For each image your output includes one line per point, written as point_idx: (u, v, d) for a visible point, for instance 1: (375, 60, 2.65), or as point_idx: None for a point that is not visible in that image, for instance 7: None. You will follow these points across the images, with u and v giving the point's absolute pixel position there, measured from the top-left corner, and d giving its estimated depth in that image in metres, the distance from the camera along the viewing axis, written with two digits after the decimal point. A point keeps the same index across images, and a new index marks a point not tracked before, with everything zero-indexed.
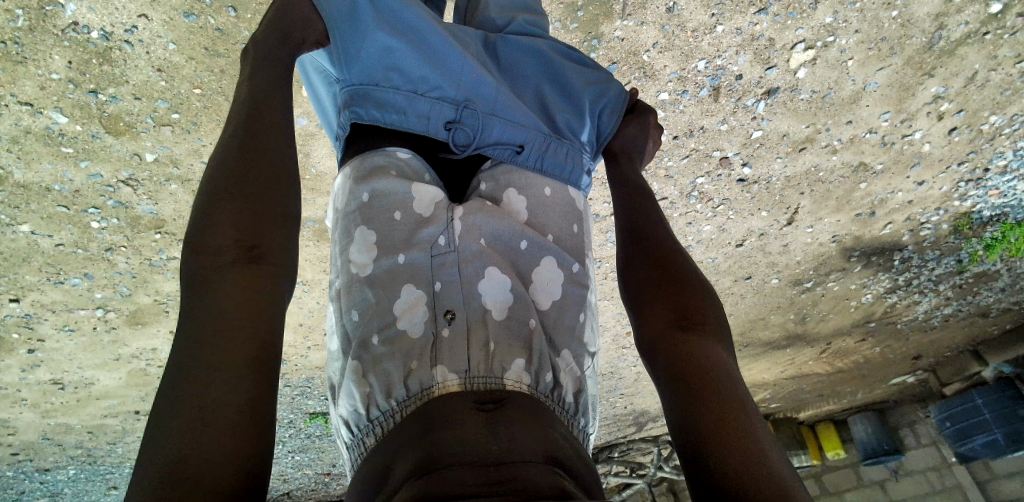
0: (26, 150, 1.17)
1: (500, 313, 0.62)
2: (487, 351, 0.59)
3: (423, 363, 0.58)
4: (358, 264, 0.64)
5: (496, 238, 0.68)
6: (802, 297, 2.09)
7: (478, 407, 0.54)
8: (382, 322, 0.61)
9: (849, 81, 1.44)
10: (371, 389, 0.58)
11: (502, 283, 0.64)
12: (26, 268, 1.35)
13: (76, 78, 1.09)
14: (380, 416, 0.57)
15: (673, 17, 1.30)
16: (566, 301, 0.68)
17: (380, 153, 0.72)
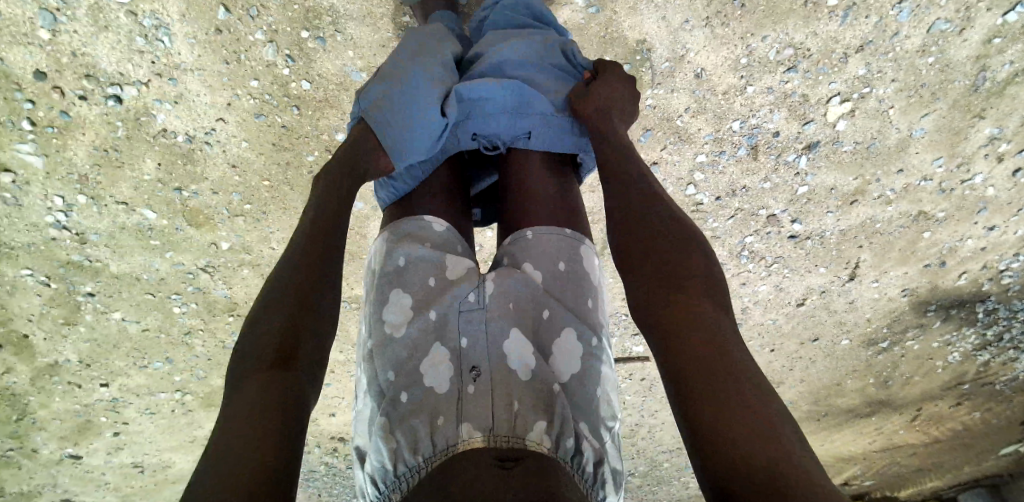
0: (120, 244, 1.31)
1: (522, 375, 0.64)
2: (511, 411, 0.61)
3: (446, 421, 0.61)
4: (390, 323, 0.70)
5: (520, 302, 0.70)
6: (882, 358, 1.96)
7: (499, 465, 0.57)
8: (410, 380, 0.65)
9: (893, 129, 1.43)
10: (397, 445, 0.61)
11: (526, 344, 0.66)
12: (117, 353, 1.47)
13: (164, 177, 1.24)
14: (407, 471, 0.59)
15: (702, 82, 1.35)
16: (588, 372, 0.67)
17: (417, 221, 0.79)
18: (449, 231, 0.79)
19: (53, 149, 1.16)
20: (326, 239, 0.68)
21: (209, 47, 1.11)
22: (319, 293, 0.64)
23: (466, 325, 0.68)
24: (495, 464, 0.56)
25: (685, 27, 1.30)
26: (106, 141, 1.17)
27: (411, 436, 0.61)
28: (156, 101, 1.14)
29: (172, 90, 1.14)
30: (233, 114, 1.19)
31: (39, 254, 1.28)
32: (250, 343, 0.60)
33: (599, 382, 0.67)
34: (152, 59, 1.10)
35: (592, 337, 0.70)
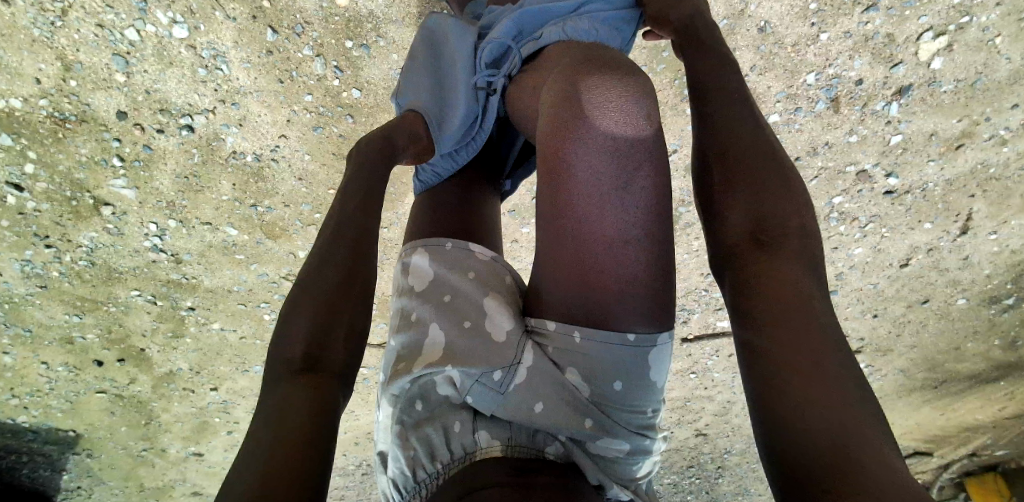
0: (211, 260, 1.41)
1: (541, 396, 0.70)
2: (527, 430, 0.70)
3: (466, 429, 0.70)
4: (419, 346, 0.77)
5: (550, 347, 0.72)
6: (1008, 317, 1.75)
7: (510, 474, 0.65)
8: (436, 395, 0.74)
9: (1003, 60, 1.27)
10: (414, 450, 0.70)
11: (545, 378, 0.71)
12: (220, 360, 1.60)
13: (241, 196, 1.31)
14: (425, 476, 0.69)
15: (767, 36, 1.25)
16: (614, 419, 0.71)
17: (449, 245, 0.85)
18: (493, 257, 0.85)
19: (142, 183, 1.26)
20: (341, 253, 0.70)
21: (265, 69, 1.15)
22: (341, 305, 0.66)
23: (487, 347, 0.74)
24: (511, 473, 0.65)
25: None
26: (186, 168, 1.25)
27: (431, 443, 0.70)
28: (225, 125, 1.20)
29: (236, 113, 1.19)
30: (293, 129, 1.23)
31: (143, 276, 1.41)
32: (275, 360, 0.62)
33: (630, 423, 0.72)
34: (215, 87, 1.16)
35: (625, 399, 0.71)
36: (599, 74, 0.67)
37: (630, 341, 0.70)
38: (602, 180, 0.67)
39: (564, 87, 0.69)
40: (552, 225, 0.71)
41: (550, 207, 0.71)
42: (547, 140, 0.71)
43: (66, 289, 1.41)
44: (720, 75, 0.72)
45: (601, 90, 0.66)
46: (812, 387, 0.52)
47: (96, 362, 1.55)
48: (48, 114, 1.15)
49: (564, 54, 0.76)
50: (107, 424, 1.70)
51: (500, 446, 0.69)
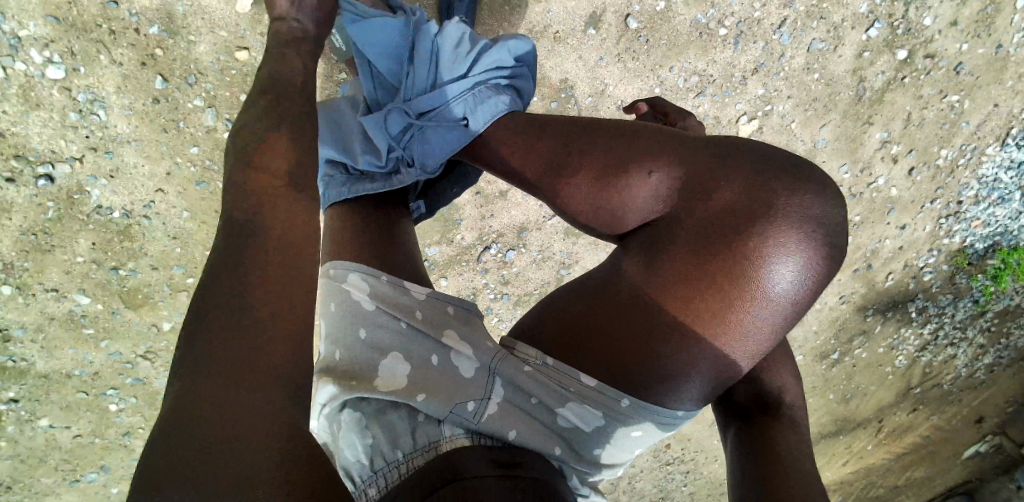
0: (50, 337, 1.21)
1: (520, 422, 0.73)
2: (493, 431, 0.71)
3: (435, 423, 0.69)
4: (376, 378, 0.74)
5: (520, 373, 0.76)
6: (837, 371, 1.97)
7: (496, 462, 0.65)
8: (399, 397, 0.71)
9: (798, 142, 1.57)
10: (375, 440, 0.69)
11: (513, 392, 0.75)
12: (43, 469, 1.32)
13: (100, 257, 1.17)
14: (386, 465, 0.66)
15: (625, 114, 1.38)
16: (575, 434, 0.76)
17: (374, 278, 0.83)
18: (433, 294, 0.82)
19: None
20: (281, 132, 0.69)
21: (149, 118, 1.11)
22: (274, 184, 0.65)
23: (458, 368, 0.75)
24: (501, 463, 0.65)
25: (600, 64, 1.31)
26: (37, 223, 1.12)
27: (395, 435, 0.69)
28: (89, 177, 1.11)
29: (109, 163, 1.12)
30: (172, 184, 1.16)
31: None
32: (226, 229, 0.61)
33: (592, 445, 0.77)
34: (87, 133, 1.09)
35: (592, 422, 0.76)
36: (801, 213, 0.72)
37: (624, 405, 0.76)
38: (769, 316, 0.74)
39: (764, 210, 0.72)
40: (711, 314, 0.73)
41: (708, 281, 0.73)
42: (726, 228, 0.73)
43: None
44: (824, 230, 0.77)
45: (802, 220, 0.72)
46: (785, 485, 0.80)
47: None
48: None
49: (668, 153, 0.79)
50: None
51: (471, 435, 0.69)
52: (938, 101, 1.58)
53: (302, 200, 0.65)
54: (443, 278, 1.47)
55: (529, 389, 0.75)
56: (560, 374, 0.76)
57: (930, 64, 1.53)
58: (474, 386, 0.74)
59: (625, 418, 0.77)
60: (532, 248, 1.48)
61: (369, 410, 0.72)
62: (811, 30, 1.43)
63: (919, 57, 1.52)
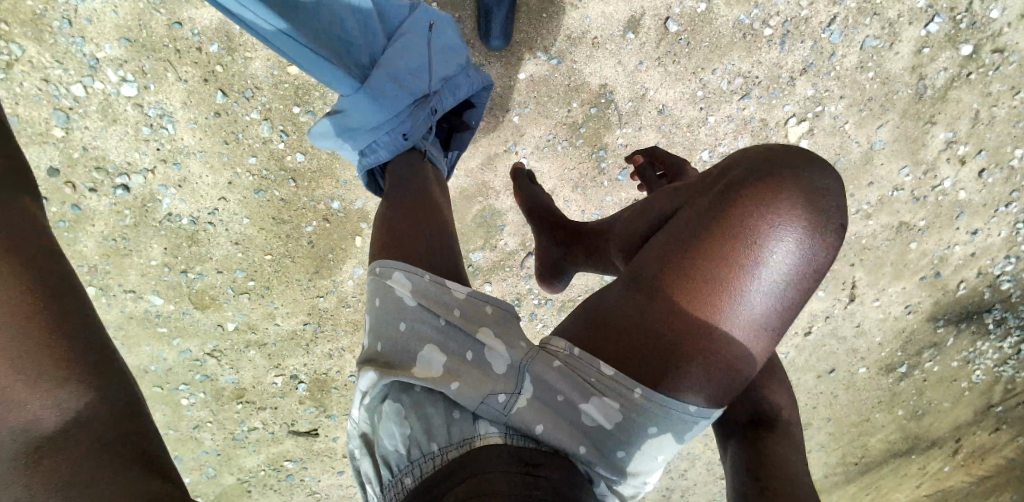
0: (128, 335, 1.32)
1: (548, 424, 0.74)
2: (522, 432, 0.73)
3: (468, 419, 0.73)
4: (415, 367, 0.76)
5: (550, 372, 0.77)
6: (906, 385, 1.86)
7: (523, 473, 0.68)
8: (437, 390, 0.75)
9: (853, 144, 1.52)
10: (411, 432, 0.72)
11: (543, 392, 0.76)
12: None
13: (171, 261, 1.27)
14: (421, 458, 0.70)
15: (666, 118, 1.38)
16: (599, 432, 0.76)
17: (415, 274, 0.82)
18: (472, 293, 0.82)
19: (66, 245, 1.22)
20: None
21: (211, 131, 1.20)
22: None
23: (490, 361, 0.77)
24: (527, 471, 0.68)
25: (640, 68, 1.32)
26: (115, 230, 1.22)
27: (430, 428, 0.72)
28: (161, 187, 1.21)
29: (176, 174, 1.21)
30: (234, 193, 1.25)
31: None
32: None
33: (617, 446, 0.76)
34: (157, 146, 1.19)
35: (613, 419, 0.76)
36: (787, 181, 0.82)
37: (637, 394, 0.76)
38: (768, 288, 0.79)
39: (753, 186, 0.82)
40: (716, 279, 0.78)
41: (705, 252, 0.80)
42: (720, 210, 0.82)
43: None
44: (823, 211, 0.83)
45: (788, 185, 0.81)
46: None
47: None
48: None
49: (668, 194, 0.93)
50: None
51: (502, 434, 0.72)
52: (1009, 98, 1.49)
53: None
54: (489, 284, 1.50)
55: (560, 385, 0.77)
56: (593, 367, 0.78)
57: (998, 59, 1.45)
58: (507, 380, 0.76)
59: (644, 414, 0.77)
60: None
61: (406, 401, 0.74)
62: (864, 27, 1.38)
63: (985, 52, 1.44)
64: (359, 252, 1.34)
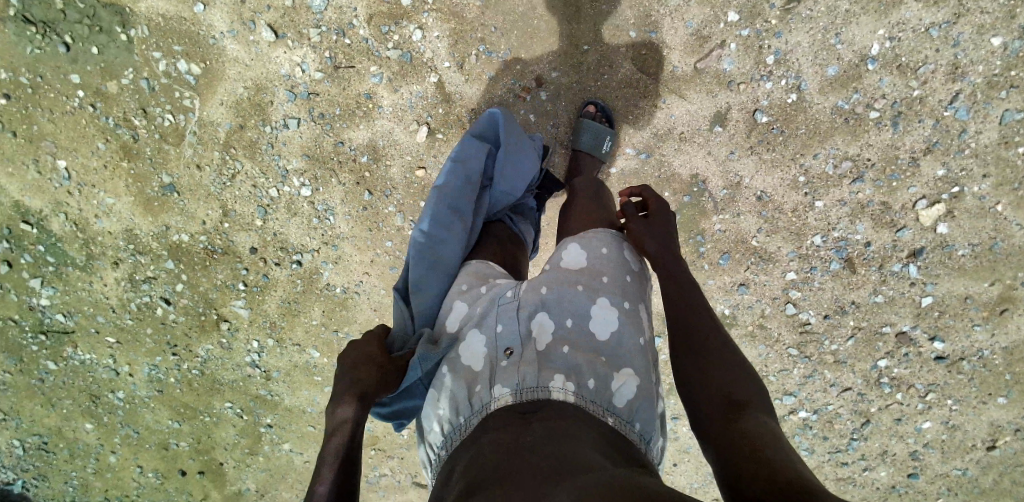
0: (293, 379, 1.63)
1: (556, 371, 0.86)
2: (531, 370, 0.86)
3: (486, 389, 0.86)
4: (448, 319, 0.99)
5: (552, 282, 0.95)
6: None
7: (522, 415, 0.82)
8: (464, 364, 0.91)
9: (1013, 226, 1.32)
10: (445, 413, 0.89)
11: (546, 321, 0.91)
12: (284, 484, 1.74)
13: (327, 321, 1.57)
14: (454, 432, 0.86)
15: (767, 203, 1.39)
16: (601, 329, 0.91)
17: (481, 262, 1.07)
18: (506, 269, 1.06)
19: (256, 304, 1.56)
20: None
21: (360, 221, 1.48)
22: None
23: (502, 311, 0.93)
24: (520, 417, 0.81)
25: (731, 157, 1.36)
26: (291, 294, 1.55)
27: (458, 403, 0.88)
28: (324, 262, 1.52)
29: (334, 253, 1.51)
30: (375, 269, 1.52)
31: (237, 389, 1.64)
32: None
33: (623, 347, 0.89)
34: (322, 233, 1.49)
35: (621, 301, 0.93)
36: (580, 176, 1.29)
37: (626, 305, 0.94)
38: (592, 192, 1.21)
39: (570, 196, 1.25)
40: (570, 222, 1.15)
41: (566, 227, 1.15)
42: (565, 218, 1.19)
43: (174, 395, 1.65)
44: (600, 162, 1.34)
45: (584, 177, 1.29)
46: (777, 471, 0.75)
47: (180, 472, 1.73)
48: (203, 246, 1.51)
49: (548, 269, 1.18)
50: None
51: (513, 394, 0.84)
52: None
53: None
54: None
55: (564, 312, 0.92)
56: (591, 250, 0.99)
57: None
58: (515, 333, 0.91)
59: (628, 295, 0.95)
60: None
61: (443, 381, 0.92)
62: (999, 101, 1.26)
63: None
64: None
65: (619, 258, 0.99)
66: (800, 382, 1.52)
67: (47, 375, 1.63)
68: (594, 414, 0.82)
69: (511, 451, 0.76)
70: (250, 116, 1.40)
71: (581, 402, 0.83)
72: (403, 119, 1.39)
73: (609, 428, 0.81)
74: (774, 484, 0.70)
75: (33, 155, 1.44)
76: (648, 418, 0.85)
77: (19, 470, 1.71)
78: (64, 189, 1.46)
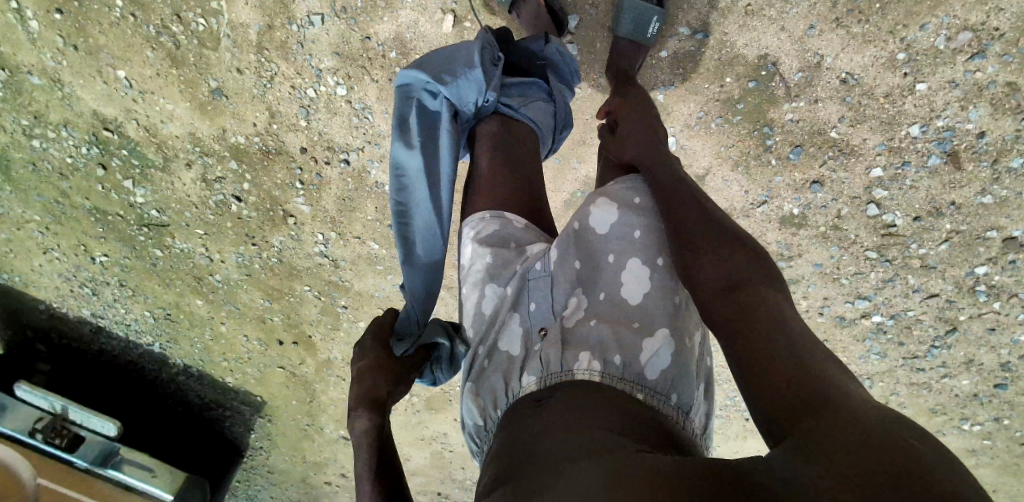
0: (359, 268, 1.73)
1: (582, 349, 0.80)
2: (557, 352, 0.81)
3: (516, 377, 0.83)
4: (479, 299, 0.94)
5: (580, 249, 0.90)
6: None
7: (539, 401, 0.77)
8: (494, 348, 0.88)
9: None
10: (483, 406, 0.84)
11: (574, 296, 0.88)
12: None
13: (381, 216, 1.63)
14: (489, 423, 0.83)
15: (854, 87, 1.20)
16: (630, 295, 0.84)
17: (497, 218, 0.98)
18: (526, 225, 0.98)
19: (315, 201, 1.62)
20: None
21: None
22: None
23: (534, 290, 0.90)
24: (535, 403, 0.77)
25: (811, 33, 1.18)
26: (343, 192, 1.60)
27: (490, 393, 0.84)
28: (370, 161, 1.54)
29: (378, 151, 1.52)
30: None
31: (313, 275, 1.76)
32: None
33: (658, 314, 0.82)
34: (364, 132, 1.49)
35: (655, 258, 0.85)
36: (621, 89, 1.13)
37: (660, 262, 0.85)
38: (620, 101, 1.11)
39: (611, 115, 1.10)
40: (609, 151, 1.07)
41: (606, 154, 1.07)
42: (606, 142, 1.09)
43: (260, 278, 1.80)
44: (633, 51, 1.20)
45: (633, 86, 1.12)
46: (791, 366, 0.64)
47: (278, 341, 1.92)
48: (258, 147, 1.56)
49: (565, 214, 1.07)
50: (283, 396, 2.04)
51: (538, 380, 0.80)
52: None
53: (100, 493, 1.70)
54: None
55: (596, 286, 0.87)
56: (622, 201, 0.91)
57: None
58: (547, 313, 0.87)
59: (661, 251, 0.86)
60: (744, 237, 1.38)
61: (475, 365, 0.88)
62: None
63: None
64: None
65: (651, 211, 0.90)
66: (877, 286, 1.35)
67: (158, 261, 1.80)
68: (626, 393, 0.76)
69: (527, 443, 0.71)
70: (275, 15, 1.38)
71: (609, 379, 0.77)
72: (427, 7, 1.34)
73: (640, 404, 0.75)
74: (789, 384, 0.63)
75: (95, 66, 1.51)
76: (686, 391, 0.79)
77: (155, 334, 1.95)
78: (129, 97, 1.54)
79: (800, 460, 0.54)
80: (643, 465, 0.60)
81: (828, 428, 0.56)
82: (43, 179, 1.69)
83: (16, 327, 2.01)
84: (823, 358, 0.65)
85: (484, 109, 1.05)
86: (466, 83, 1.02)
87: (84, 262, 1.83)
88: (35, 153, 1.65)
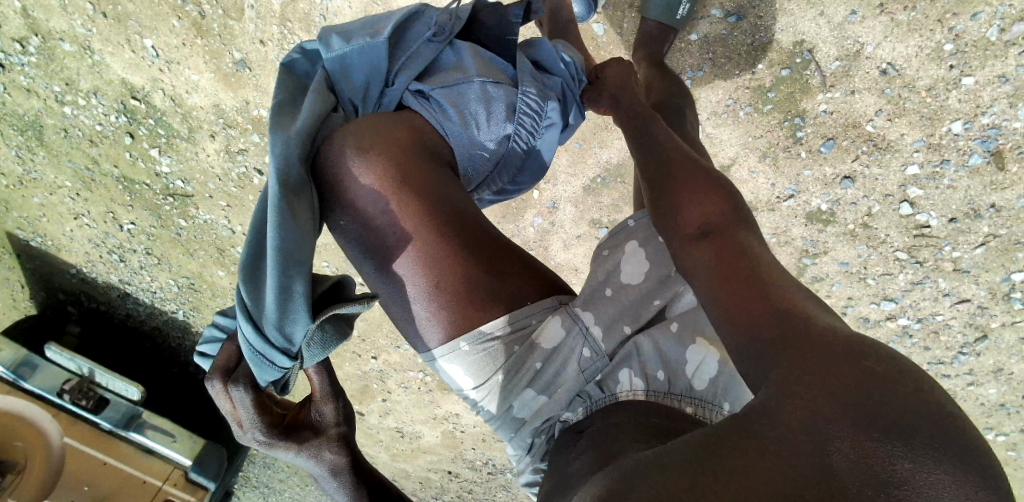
0: None
1: (621, 373, 0.81)
2: (598, 384, 0.83)
3: (562, 417, 0.84)
4: (489, 388, 0.86)
5: (610, 276, 0.87)
6: None
7: (578, 430, 0.81)
8: (532, 410, 0.85)
9: None
10: (535, 454, 0.86)
11: (602, 329, 0.84)
12: (381, 333, 1.91)
13: None
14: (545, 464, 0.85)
15: (894, 79, 1.15)
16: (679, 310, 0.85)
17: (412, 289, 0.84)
18: (513, 316, 0.84)
19: None
20: (108, 468, 1.71)
21: None
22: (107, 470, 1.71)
23: (557, 361, 0.84)
24: (573, 432, 0.81)
25: (851, 20, 1.13)
26: None
27: (542, 439, 0.86)
28: None
29: None
30: None
31: (329, 250, 1.76)
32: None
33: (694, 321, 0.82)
34: None
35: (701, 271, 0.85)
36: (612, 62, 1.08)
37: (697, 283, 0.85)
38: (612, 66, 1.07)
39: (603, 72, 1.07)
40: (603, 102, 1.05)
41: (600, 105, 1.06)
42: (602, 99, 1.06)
43: None
44: (663, 34, 1.17)
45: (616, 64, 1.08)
46: (773, 316, 0.60)
47: None
48: None
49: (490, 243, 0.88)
50: None
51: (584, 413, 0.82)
52: None
53: (103, 454, 1.72)
54: None
55: (626, 321, 0.85)
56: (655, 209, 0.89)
57: None
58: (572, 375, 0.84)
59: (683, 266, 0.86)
60: (767, 231, 1.33)
61: (526, 437, 0.87)
62: None
63: None
64: (539, 198, 1.47)
65: None
66: (905, 289, 1.30)
67: (182, 231, 1.83)
68: (676, 408, 0.77)
69: (569, 478, 0.73)
70: None
71: (654, 396, 0.78)
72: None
73: (690, 420, 0.75)
74: (773, 336, 0.59)
75: (124, 35, 1.54)
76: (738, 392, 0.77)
77: (179, 301, 1.98)
78: (155, 66, 1.57)
79: (794, 431, 0.53)
80: (665, 452, 0.58)
81: (810, 382, 0.54)
82: (74, 146, 1.73)
83: (47, 291, 2.07)
84: (790, 292, 0.64)
85: (389, 97, 0.92)
86: (356, 54, 0.90)
87: (112, 228, 1.87)
88: (66, 120, 1.68)
